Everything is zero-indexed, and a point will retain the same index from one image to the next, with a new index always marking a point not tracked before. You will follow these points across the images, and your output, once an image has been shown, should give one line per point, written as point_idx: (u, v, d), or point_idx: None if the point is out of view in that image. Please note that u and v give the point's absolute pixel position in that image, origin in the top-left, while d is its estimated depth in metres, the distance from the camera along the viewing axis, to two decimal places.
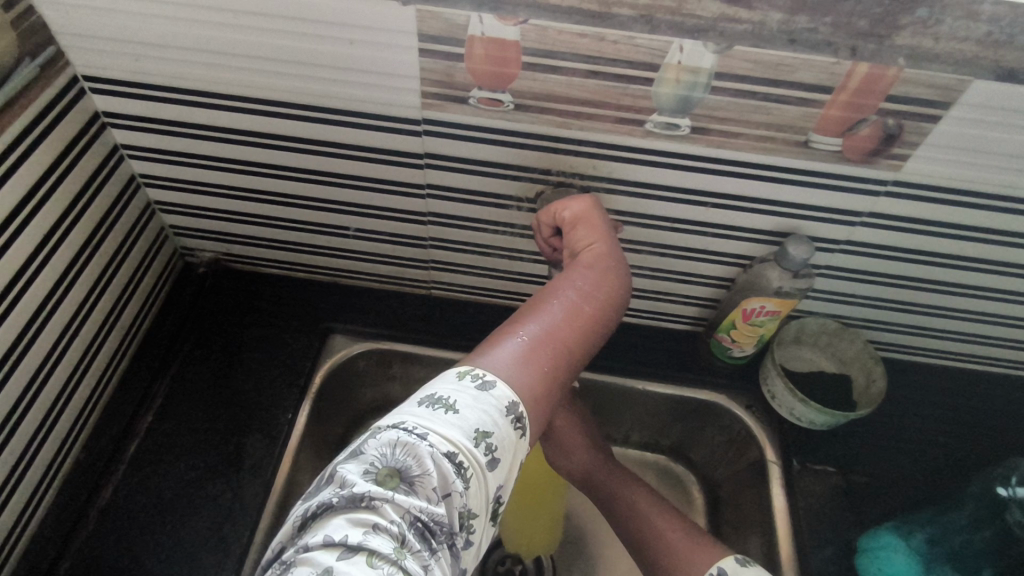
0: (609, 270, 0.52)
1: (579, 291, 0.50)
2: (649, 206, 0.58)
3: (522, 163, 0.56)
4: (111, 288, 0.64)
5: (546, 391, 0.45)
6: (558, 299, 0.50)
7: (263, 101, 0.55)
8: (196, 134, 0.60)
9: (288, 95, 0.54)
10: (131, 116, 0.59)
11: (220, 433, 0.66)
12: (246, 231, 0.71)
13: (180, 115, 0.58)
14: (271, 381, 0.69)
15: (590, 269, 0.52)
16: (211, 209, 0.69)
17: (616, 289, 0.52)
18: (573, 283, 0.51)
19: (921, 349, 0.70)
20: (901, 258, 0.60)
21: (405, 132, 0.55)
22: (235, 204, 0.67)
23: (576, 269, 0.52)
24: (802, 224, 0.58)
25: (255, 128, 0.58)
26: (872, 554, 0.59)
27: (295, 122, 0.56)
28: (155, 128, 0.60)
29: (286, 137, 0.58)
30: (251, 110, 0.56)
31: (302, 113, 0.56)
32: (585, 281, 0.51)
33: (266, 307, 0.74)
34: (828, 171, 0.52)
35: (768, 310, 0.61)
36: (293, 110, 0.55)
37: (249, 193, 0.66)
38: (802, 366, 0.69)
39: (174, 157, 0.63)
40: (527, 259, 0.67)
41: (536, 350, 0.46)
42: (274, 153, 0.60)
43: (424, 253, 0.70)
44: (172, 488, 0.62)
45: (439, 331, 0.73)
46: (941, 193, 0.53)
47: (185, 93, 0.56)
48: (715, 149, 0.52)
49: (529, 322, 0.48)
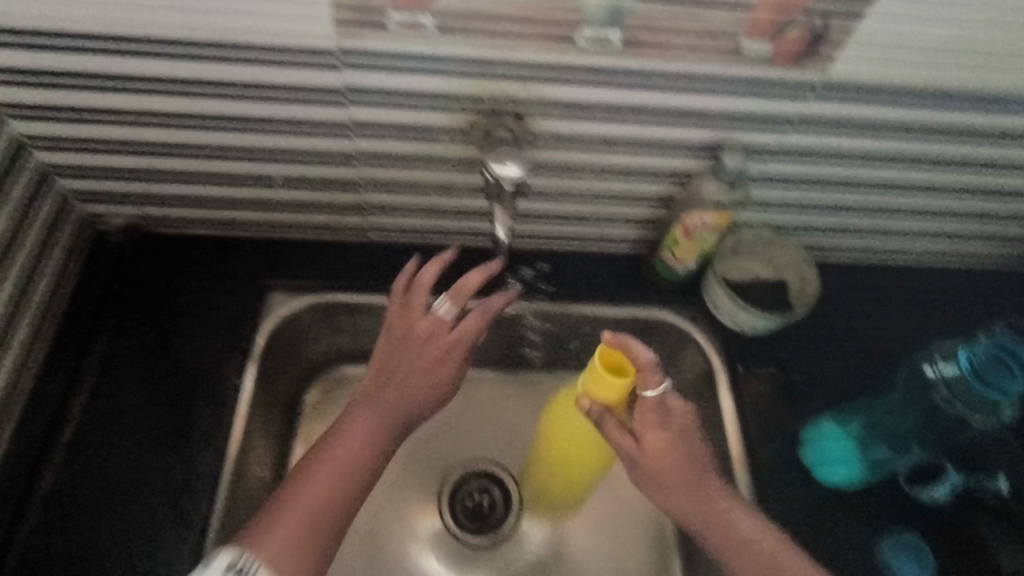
0: (381, 409, 0.58)
1: (343, 445, 0.56)
2: (586, 127, 0.57)
3: (452, 92, 0.53)
4: (15, 265, 0.59)
5: (300, 554, 0.50)
6: (333, 447, 0.56)
7: (160, 42, 0.50)
8: (86, 85, 0.54)
9: (187, 33, 0.50)
10: (8, 70, 0.53)
11: (162, 407, 0.62)
12: (160, 191, 0.66)
13: (65, 65, 0.52)
14: (210, 345, 0.66)
15: (378, 404, 0.58)
16: (116, 169, 0.63)
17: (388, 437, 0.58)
18: (340, 438, 0.56)
19: (851, 249, 0.73)
20: (831, 160, 0.61)
21: (322, 66, 0.51)
22: (142, 161, 0.62)
23: (351, 423, 0.57)
24: (737, 134, 0.58)
25: (154, 74, 0.53)
26: (818, 442, 0.63)
27: (198, 63, 0.52)
28: (37, 82, 0.54)
29: (190, 81, 0.53)
30: (146, 54, 0.51)
31: (205, 53, 0.51)
32: (364, 410, 0.58)
33: (197, 269, 0.69)
34: (760, 77, 0.52)
35: (706, 222, 0.62)
36: (195, 50, 0.51)
37: (158, 147, 0.60)
38: (740, 275, 0.70)
39: (64, 113, 0.57)
40: (466, 194, 0.66)
41: (290, 534, 0.51)
42: (179, 100, 0.55)
43: (357, 198, 0.66)
44: (117, 467, 0.59)
45: (383, 277, 0.71)
46: (867, 92, 0.54)
47: (66, 38, 0.50)
48: (649, 62, 0.51)
49: (298, 483, 0.53)
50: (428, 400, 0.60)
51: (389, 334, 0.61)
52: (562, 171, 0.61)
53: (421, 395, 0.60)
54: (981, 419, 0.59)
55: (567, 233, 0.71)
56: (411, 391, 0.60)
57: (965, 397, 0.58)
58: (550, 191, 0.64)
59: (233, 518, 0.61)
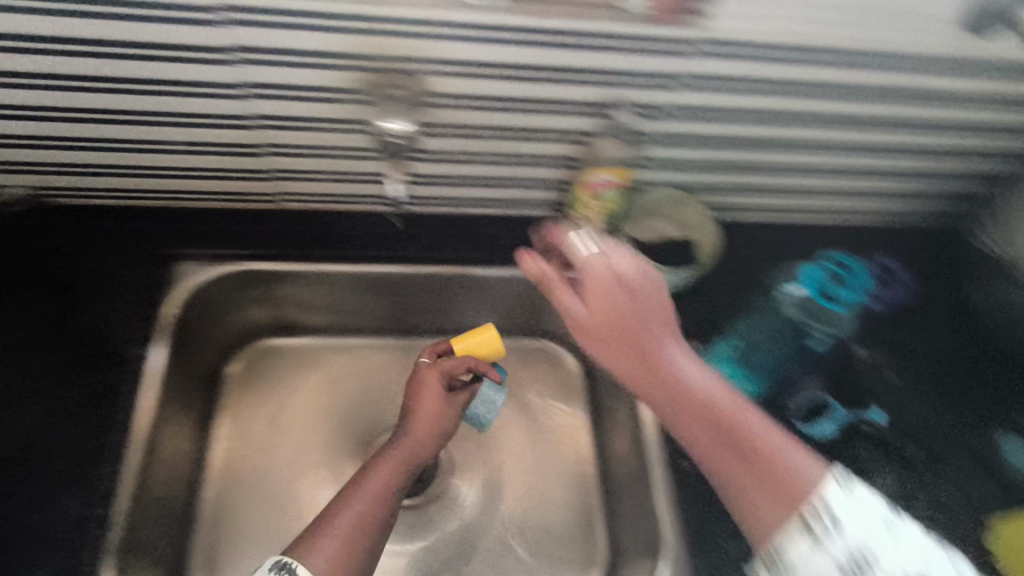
0: (421, 420, 0.63)
1: (403, 437, 0.62)
2: (482, 86, 0.55)
3: (334, 50, 0.51)
4: None
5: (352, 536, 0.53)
6: (359, 477, 0.58)
7: (55, 37, 0.50)
8: None
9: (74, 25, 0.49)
10: None
11: (63, 380, 0.60)
12: (31, 130, 0.59)
13: None
14: (115, 318, 0.63)
15: (369, 473, 0.58)
16: (25, 160, 0.63)
17: (402, 456, 0.60)
18: (400, 436, 0.62)
19: (756, 206, 0.75)
20: (729, 118, 0.62)
21: (194, 21, 0.49)
22: (53, 154, 0.62)
23: (401, 436, 0.62)
24: (633, 92, 0.58)
25: (58, 67, 0.53)
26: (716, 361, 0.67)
27: (84, 57, 0.52)
28: None
29: (82, 76, 0.54)
30: (45, 47, 0.51)
31: (83, 47, 0.51)
32: (388, 463, 0.59)
33: (99, 241, 0.67)
34: (637, 35, 0.52)
35: (606, 181, 0.64)
36: (85, 44, 0.51)
37: (63, 139, 0.60)
38: (652, 235, 0.71)
39: None
40: (362, 179, 0.67)
41: (351, 526, 0.53)
42: (64, 93, 0.55)
43: (262, 162, 0.64)
44: (18, 441, 0.57)
45: (297, 245, 0.70)
46: (743, 48, 0.55)
47: None
48: (533, 18, 0.50)
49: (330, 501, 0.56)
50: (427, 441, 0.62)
51: (365, 467, 0.59)
52: (463, 133, 0.60)
53: (422, 414, 0.63)
54: (829, 336, 0.64)
55: (478, 199, 0.71)
56: (427, 420, 0.63)
57: (814, 313, 0.63)
58: (456, 151, 0.63)
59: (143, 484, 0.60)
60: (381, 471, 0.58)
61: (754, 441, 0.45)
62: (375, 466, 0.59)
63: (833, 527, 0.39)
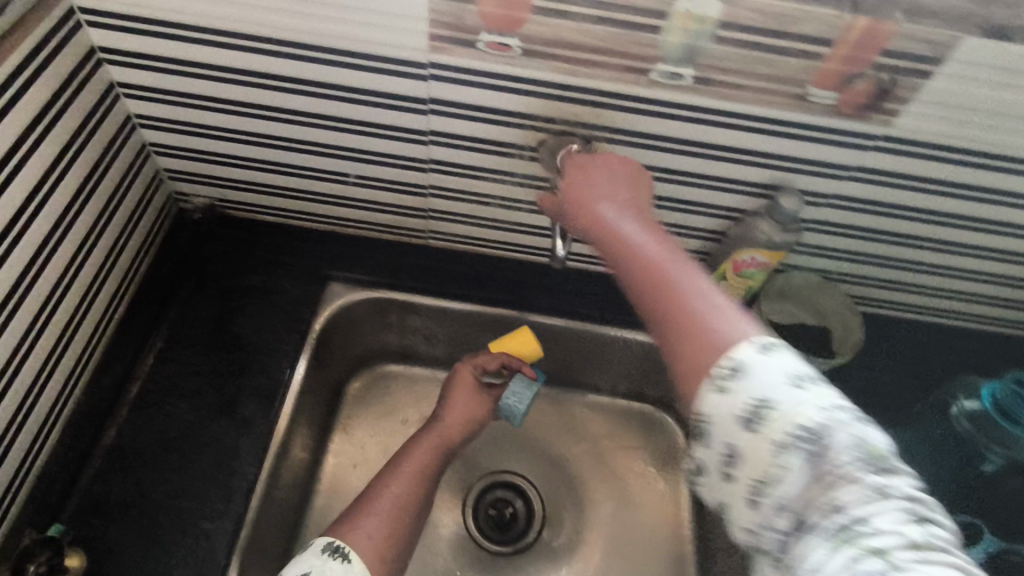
0: (431, 428, 0.68)
1: (436, 426, 0.68)
2: (651, 157, 0.57)
3: (522, 111, 0.55)
4: (100, 244, 0.61)
5: (391, 519, 0.58)
6: (397, 464, 0.63)
7: (276, 77, 0.56)
8: (204, 104, 0.60)
9: (296, 68, 0.55)
10: (145, 87, 0.59)
11: (219, 379, 0.65)
12: (233, 151, 0.66)
13: (194, 88, 0.59)
14: (271, 327, 0.68)
15: (405, 454, 0.65)
16: (218, 176, 0.70)
17: (436, 441, 0.66)
18: (431, 425, 0.68)
19: (905, 305, 0.72)
20: (895, 214, 0.61)
21: (409, 75, 0.54)
22: (242, 173, 0.69)
23: (432, 425, 0.68)
24: (798, 178, 0.58)
25: (272, 102, 0.59)
26: None
27: (297, 95, 0.58)
28: (168, 100, 0.60)
29: (290, 111, 0.60)
30: (267, 85, 0.57)
31: (298, 87, 0.57)
32: (420, 451, 0.65)
33: (264, 254, 0.73)
34: (817, 124, 0.53)
35: (758, 261, 0.63)
36: (300, 84, 0.57)
37: (256, 162, 0.67)
38: (785, 318, 0.68)
39: (190, 128, 0.64)
40: (510, 228, 0.70)
41: (386, 510, 0.58)
42: (269, 123, 0.61)
43: (423, 202, 0.68)
44: (175, 429, 0.62)
45: (439, 281, 0.74)
46: (927, 148, 0.54)
47: (215, 69, 0.57)
48: (716, 100, 0.52)
49: (371, 483, 0.62)
50: (426, 431, 0.67)
51: (405, 449, 0.65)
52: None
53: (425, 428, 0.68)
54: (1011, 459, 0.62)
55: None
56: (434, 432, 0.67)
57: (986, 427, 0.62)
58: None
59: (273, 487, 0.63)
60: (413, 459, 0.64)
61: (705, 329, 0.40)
62: (422, 449, 0.65)
63: (738, 371, 0.37)
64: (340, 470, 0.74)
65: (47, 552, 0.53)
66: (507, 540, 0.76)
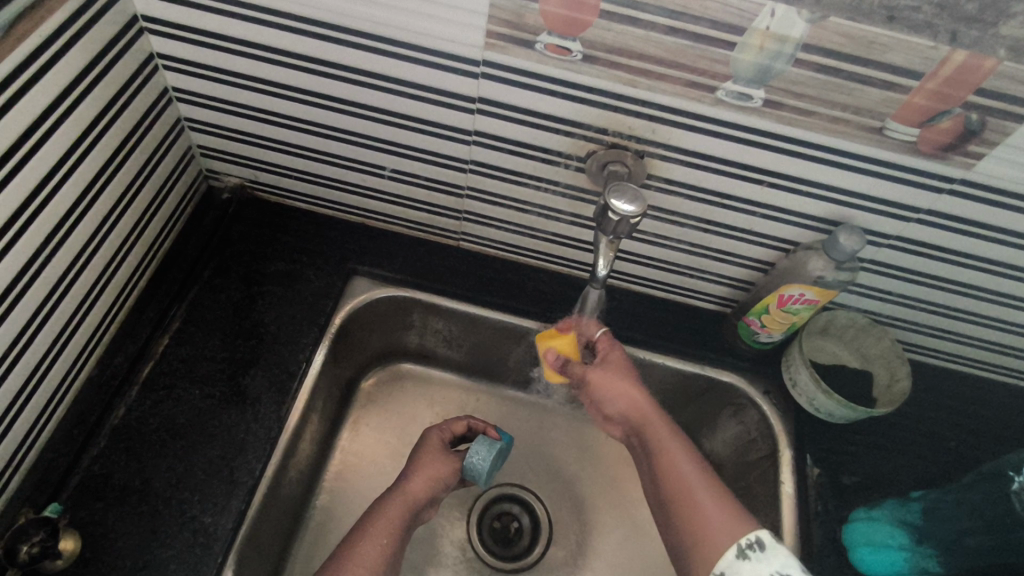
0: (406, 483, 0.63)
1: (409, 480, 0.63)
2: (704, 178, 0.54)
3: (573, 118, 0.52)
4: (126, 217, 0.59)
5: None
6: (368, 522, 0.60)
7: (320, 62, 0.54)
8: (243, 82, 0.58)
9: (342, 55, 0.53)
10: (185, 61, 0.57)
11: (234, 366, 0.63)
12: (269, 133, 0.63)
13: (234, 66, 0.57)
14: (291, 317, 0.66)
15: (377, 514, 0.60)
16: (251, 157, 0.68)
17: (408, 500, 0.62)
18: (405, 479, 0.64)
19: (953, 355, 0.68)
20: (960, 262, 0.57)
21: (460, 71, 0.51)
22: (275, 157, 0.67)
23: (410, 478, 0.64)
24: (859, 215, 0.55)
25: (313, 87, 0.56)
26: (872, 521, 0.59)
27: (339, 83, 0.55)
28: (207, 76, 0.58)
29: (331, 98, 0.57)
30: (310, 70, 0.55)
31: (342, 75, 0.54)
32: (393, 510, 0.61)
33: (291, 241, 0.71)
34: (890, 160, 0.49)
35: (806, 297, 0.58)
36: (344, 71, 0.54)
37: (291, 146, 0.64)
38: (825, 358, 0.66)
39: (227, 105, 0.61)
40: (546, 237, 0.67)
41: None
42: (308, 109, 0.59)
43: (458, 203, 0.66)
44: (185, 414, 0.60)
45: (466, 284, 0.71)
46: (1007, 198, 0.50)
47: (258, 48, 0.54)
48: (783, 126, 0.48)
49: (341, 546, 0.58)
50: (398, 486, 0.63)
51: (376, 506, 0.61)
52: (665, 216, 0.59)
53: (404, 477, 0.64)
54: None
55: (651, 278, 0.68)
56: (407, 488, 0.63)
57: None
58: (649, 232, 0.62)
59: (277, 485, 0.61)
60: (384, 518, 0.60)
61: (698, 503, 0.53)
62: (395, 509, 0.61)
63: (760, 547, 0.48)
64: (344, 469, 0.72)
65: (40, 533, 0.50)
66: (512, 559, 0.72)
